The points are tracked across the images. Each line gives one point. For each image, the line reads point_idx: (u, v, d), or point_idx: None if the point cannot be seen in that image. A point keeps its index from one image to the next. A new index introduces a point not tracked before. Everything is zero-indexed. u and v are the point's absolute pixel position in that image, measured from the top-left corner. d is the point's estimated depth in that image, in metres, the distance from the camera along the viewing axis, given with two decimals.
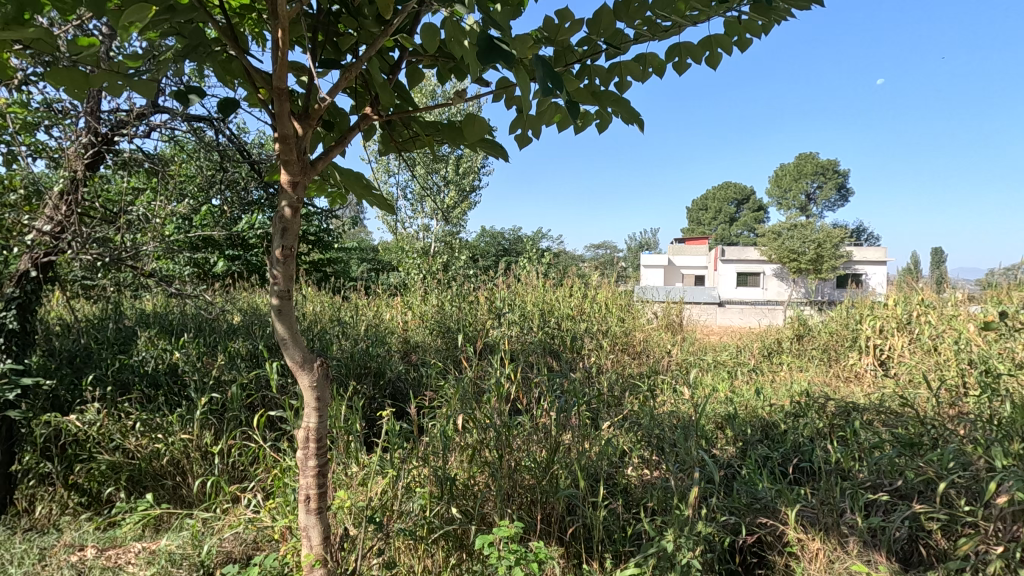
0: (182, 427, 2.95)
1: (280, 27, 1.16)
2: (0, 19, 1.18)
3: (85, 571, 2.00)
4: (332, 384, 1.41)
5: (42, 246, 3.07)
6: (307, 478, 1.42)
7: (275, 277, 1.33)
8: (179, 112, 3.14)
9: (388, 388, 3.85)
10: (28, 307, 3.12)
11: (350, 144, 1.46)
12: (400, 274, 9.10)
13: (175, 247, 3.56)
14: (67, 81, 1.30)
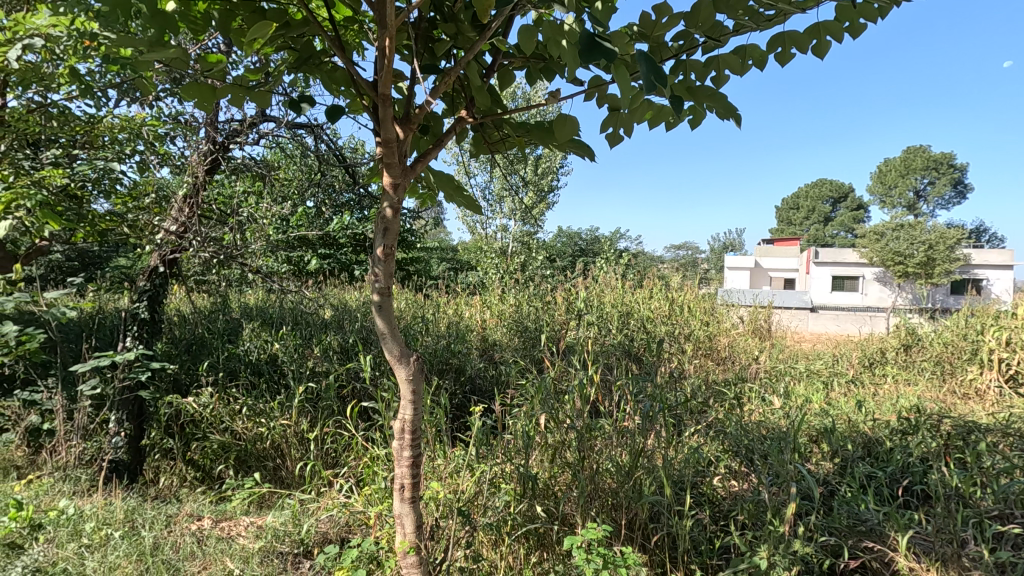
0: (282, 413, 3.17)
1: (386, 36, 1.21)
2: (146, 42, 1.32)
3: (203, 539, 2.21)
4: (426, 378, 1.45)
5: (169, 244, 3.38)
6: (402, 467, 1.47)
7: (376, 275, 1.39)
8: (284, 120, 3.39)
9: (468, 384, 3.94)
10: (157, 299, 3.43)
11: (445, 146, 1.50)
12: (478, 273, 9.27)
13: (278, 246, 3.84)
14: (198, 95, 1.43)
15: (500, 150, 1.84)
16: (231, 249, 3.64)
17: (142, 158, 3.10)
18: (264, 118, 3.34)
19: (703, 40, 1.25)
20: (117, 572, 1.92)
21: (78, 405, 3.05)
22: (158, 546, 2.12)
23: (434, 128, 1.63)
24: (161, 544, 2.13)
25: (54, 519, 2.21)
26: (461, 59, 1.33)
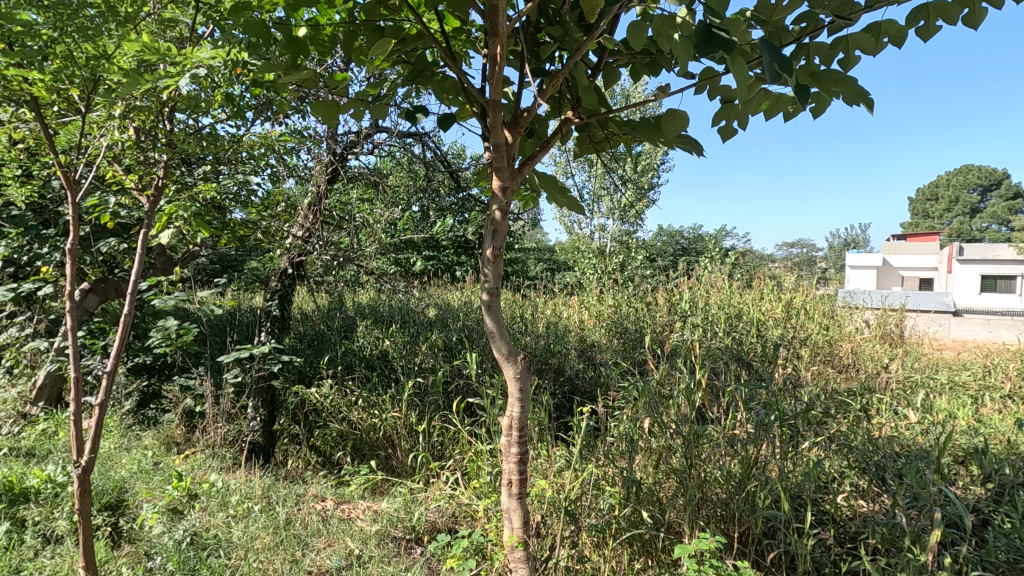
0: (393, 405, 3.36)
1: (497, 43, 1.25)
2: (283, 67, 1.46)
3: (328, 518, 2.41)
4: (533, 376, 1.47)
5: (296, 248, 3.79)
6: (510, 463, 1.51)
7: (485, 276, 1.44)
8: (395, 130, 3.61)
9: (567, 385, 3.94)
10: (287, 298, 3.87)
11: (551, 148, 1.52)
12: (575, 273, 9.23)
13: (389, 249, 4.08)
14: (326, 111, 1.56)
15: (605, 149, 1.82)
16: (349, 251, 3.93)
17: (274, 170, 3.43)
18: (377, 130, 3.58)
19: (830, 20, 1.16)
20: (258, 541, 2.15)
21: (224, 391, 3.42)
22: (290, 522, 2.35)
23: (539, 130, 1.65)
24: (293, 520, 2.35)
25: (207, 490, 2.51)
26: (569, 60, 1.34)
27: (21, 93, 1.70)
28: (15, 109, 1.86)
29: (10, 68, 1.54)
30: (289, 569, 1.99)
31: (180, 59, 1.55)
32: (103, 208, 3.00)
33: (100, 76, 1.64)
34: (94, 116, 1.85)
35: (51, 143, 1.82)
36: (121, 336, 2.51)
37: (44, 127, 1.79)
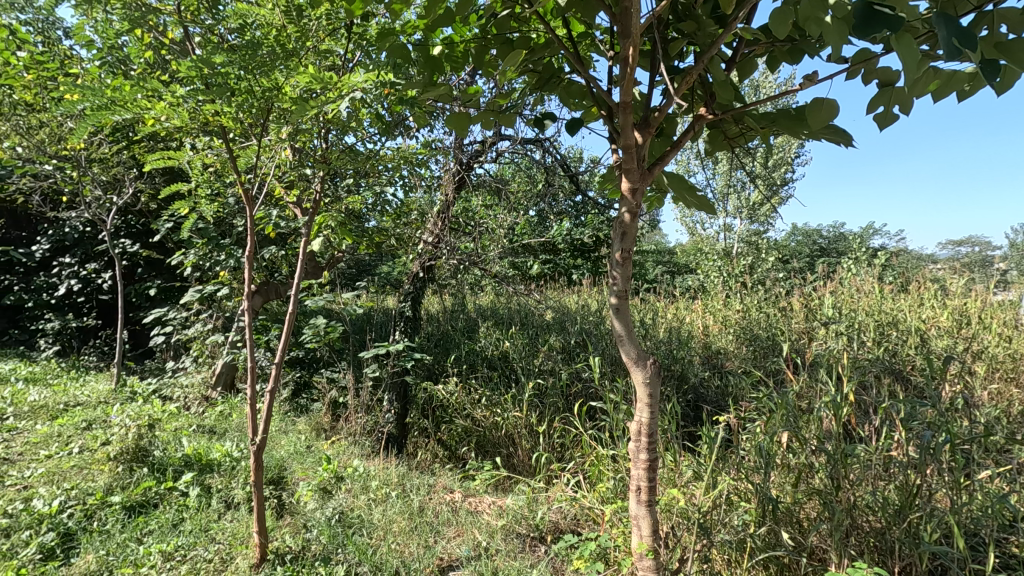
0: (514, 405, 3.45)
1: (629, 44, 1.24)
2: (422, 85, 1.57)
3: (457, 509, 2.54)
4: (664, 382, 1.44)
5: (427, 253, 4.10)
6: (639, 469, 1.49)
7: (614, 278, 1.44)
8: (517, 137, 3.71)
9: (691, 393, 3.78)
10: (418, 300, 4.14)
11: (683, 147, 1.47)
12: (698, 276, 8.82)
13: (512, 252, 4.19)
14: (460, 124, 1.65)
15: (738, 145, 1.72)
16: (474, 255, 4.11)
17: (407, 181, 3.71)
18: (500, 138, 3.72)
19: None
20: (395, 525, 2.32)
21: (364, 385, 3.73)
22: (424, 509, 2.51)
23: (667, 129, 1.61)
24: (425, 508, 2.51)
25: (351, 474, 2.77)
26: (702, 56, 1.30)
27: (213, 125, 2.02)
28: (207, 139, 2.21)
29: (207, 104, 1.84)
30: (423, 553, 2.13)
31: (339, 85, 1.76)
32: (268, 221, 3.44)
33: (272, 105, 1.91)
34: (266, 141, 2.15)
35: (234, 166, 2.14)
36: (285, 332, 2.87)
37: (229, 153, 2.11)
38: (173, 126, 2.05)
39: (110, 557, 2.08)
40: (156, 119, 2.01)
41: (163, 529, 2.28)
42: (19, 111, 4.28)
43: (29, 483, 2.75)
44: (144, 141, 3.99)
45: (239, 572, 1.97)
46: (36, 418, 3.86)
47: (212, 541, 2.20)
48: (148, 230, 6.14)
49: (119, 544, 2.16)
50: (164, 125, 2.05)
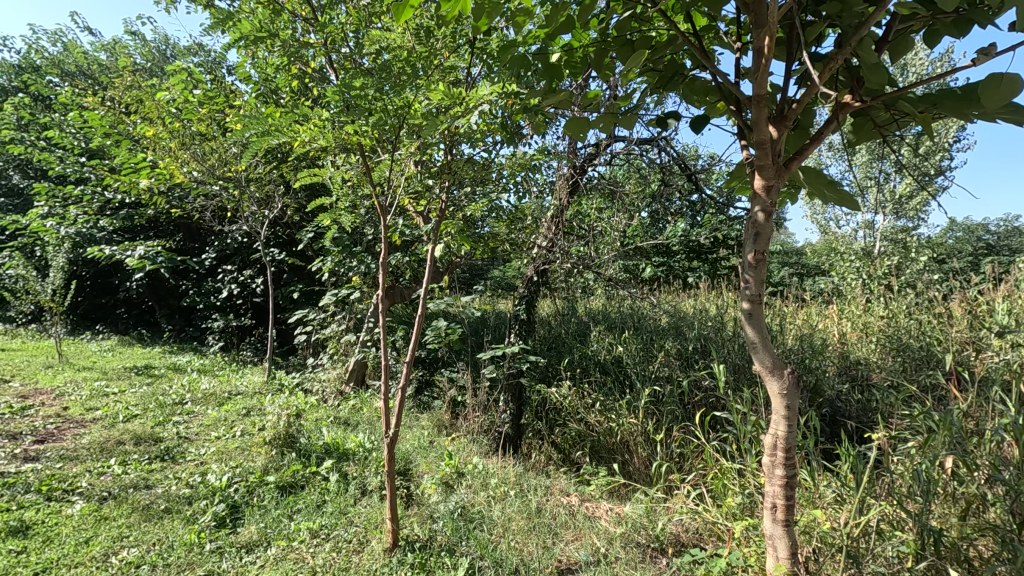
0: (630, 411, 3.37)
1: (766, 33, 1.16)
2: (542, 93, 1.58)
3: (574, 513, 2.55)
4: (803, 394, 1.33)
5: (541, 257, 4.07)
6: (774, 485, 1.39)
7: (746, 282, 1.36)
8: (633, 138, 3.63)
9: (826, 407, 3.45)
10: (532, 303, 4.19)
11: (825, 139, 1.35)
12: (833, 278, 8.03)
13: (627, 255, 4.10)
14: (579, 128, 1.63)
15: (890, 133, 1.54)
16: (588, 259, 4.08)
17: (522, 186, 3.78)
18: (615, 140, 3.67)
19: None
20: (514, 524, 2.38)
21: (481, 385, 3.86)
22: (542, 510, 2.54)
23: (804, 120, 1.49)
24: (543, 509, 2.54)
25: (471, 471, 2.88)
26: (849, 39, 1.18)
27: (352, 143, 2.21)
28: (346, 156, 2.42)
29: (348, 125, 2.02)
30: (542, 554, 2.16)
31: (468, 99, 1.84)
32: (395, 229, 3.70)
33: (404, 123, 2.05)
34: (397, 155, 2.31)
35: (370, 179, 2.33)
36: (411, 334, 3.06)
37: (366, 168, 2.30)
38: (318, 146, 2.28)
39: (267, 529, 2.36)
40: (305, 140, 2.25)
41: (309, 509, 2.53)
42: (195, 141, 4.99)
43: (204, 460, 3.20)
44: (290, 161, 4.47)
45: (375, 555, 2.13)
46: (207, 404, 4.48)
47: (350, 523, 2.41)
48: (292, 240, 6.86)
49: (275, 519, 2.44)
50: (312, 146, 2.28)
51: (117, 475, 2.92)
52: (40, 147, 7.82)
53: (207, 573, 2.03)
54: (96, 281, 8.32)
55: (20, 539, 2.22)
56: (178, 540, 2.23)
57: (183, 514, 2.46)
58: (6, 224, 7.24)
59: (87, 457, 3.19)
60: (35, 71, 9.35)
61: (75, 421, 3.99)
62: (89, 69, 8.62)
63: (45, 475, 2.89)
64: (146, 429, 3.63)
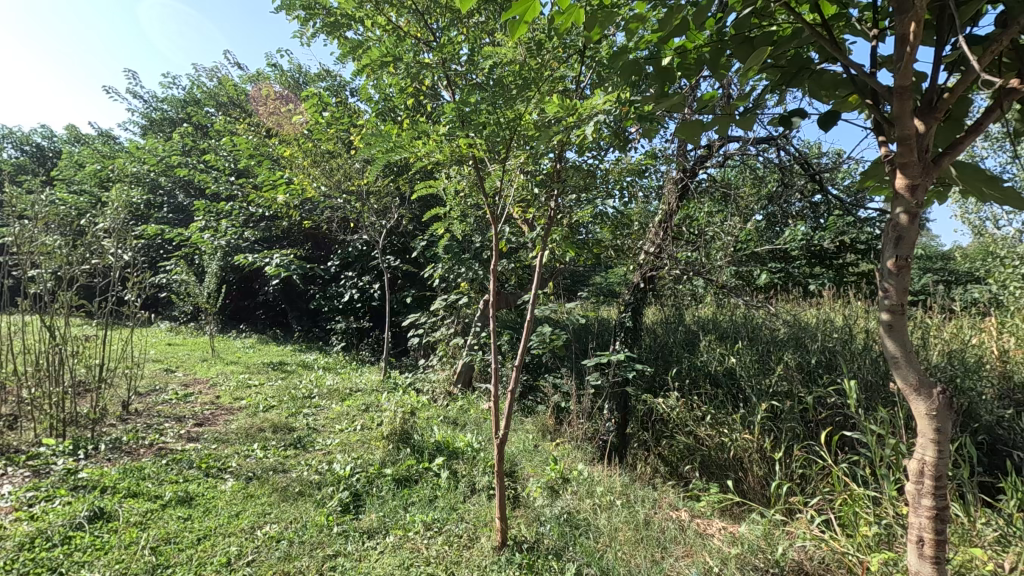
0: (745, 426, 3.18)
1: (913, 18, 1.05)
2: (653, 97, 1.53)
3: (684, 529, 2.46)
4: (957, 416, 1.18)
5: (648, 263, 3.95)
6: (920, 517, 1.25)
7: (886, 291, 1.25)
8: (749, 137, 3.45)
9: (983, 435, 3.02)
10: (638, 311, 4.07)
11: (985, 130, 1.19)
12: (991, 285, 7.01)
13: (742, 261, 3.88)
14: (691, 132, 1.52)
15: None
16: (699, 265, 3.91)
17: (628, 191, 3.72)
18: (728, 141, 3.50)
19: None
20: (621, 534, 2.35)
21: (586, 392, 3.85)
22: (650, 522, 2.48)
23: (957, 111, 1.33)
24: (651, 522, 2.48)
25: (577, 477, 2.89)
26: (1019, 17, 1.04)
27: (466, 155, 2.33)
28: (459, 168, 2.54)
29: (464, 139, 2.13)
30: (650, 568, 2.11)
31: (581, 109, 1.86)
32: (502, 237, 3.81)
33: (515, 134, 2.11)
34: (507, 165, 2.38)
35: (482, 189, 2.42)
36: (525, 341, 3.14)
37: (479, 179, 2.41)
38: (435, 160, 2.42)
39: (386, 518, 2.53)
40: (423, 155, 2.40)
41: (423, 502, 2.68)
42: (324, 159, 5.48)
43: (330, 450, 3.49)
44: (405, 173, 4.77)
45: (485, 551, 2.21)
46: (332, 398, 4.89)
47: (460, 519, 2.51)
48: (405, 248, 7.29)
49: (392, 509, 2.61)
50: (430, 159, 2.42)
51: (259, 458, 3.28)
52: (199, 169, 9.00)
53: (335, 553, 2.22)
54: (241, 286, 9.41)
55: (186, 507, 2.57)
56: (310, 521, 2.46)
57: (314, 498, 2.71)
58: (174, 236, 8.42)
59: (235, 440, 3.62)
60: (196, 104, 10.79)
61: (225, 409, 4.54)
62: (238, 99, 9.78)
63: (204, 454, 3.32)
64: (282, 420, 4.04)
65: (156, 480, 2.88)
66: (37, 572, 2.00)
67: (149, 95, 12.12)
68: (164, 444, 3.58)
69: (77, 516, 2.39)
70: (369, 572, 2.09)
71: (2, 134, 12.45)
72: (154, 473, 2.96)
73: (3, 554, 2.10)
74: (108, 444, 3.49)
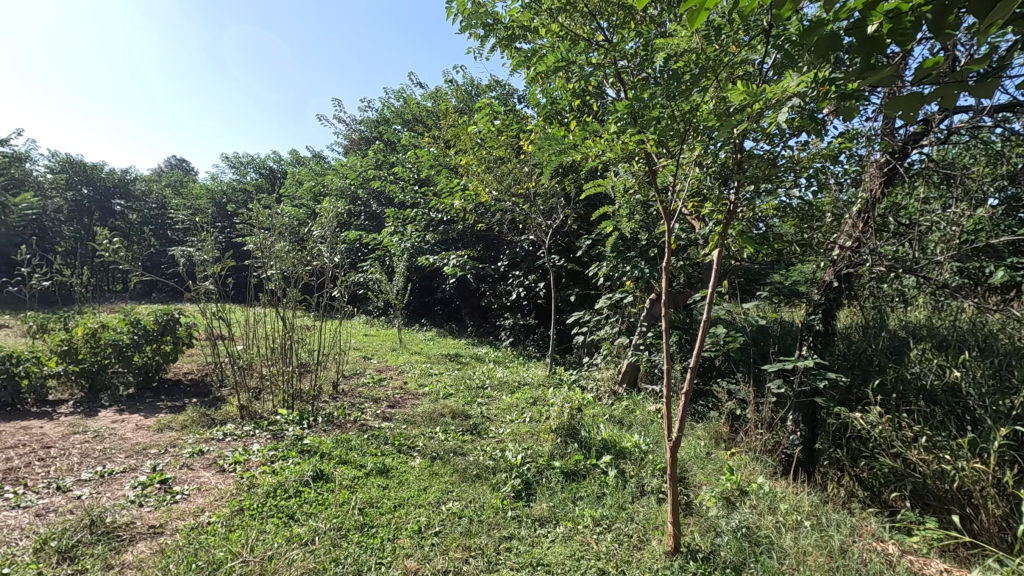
0: (974, 453, 2.65)
1: None
2: (854, 72, 1.32)
3: (893, 565, 2.15)
4: None
5: (844, 260, 3.44)
6: None
7: None
8: (983, 107, 2.87)
9: None
10: (831, 312, 3.60)
11: None
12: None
13: (973, 255, 3.20)
14: (904, 107, 1.23)
15: None
16: (911, 261, 3.33)
17: (817, 179, 3.33)
18: (953, 112, 2.94)
19: None
20: (811, 558, 2.13)
21: (767, 401, 3.55)
22: (847, 551, 2.21)
23: None
24: (849, 550, 2.21)
25: (757, 490, 2.68)
26: None
27: (637, 151, 2.30)
28: (629, 165, 2.52)
29: (635, 138, 2.11)
30: None
31: (769, 94, 1.68)
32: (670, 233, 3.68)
33: (692, 127, 2.04)
34: (681, 160, 2.30)
35: (654, 186, 2.37)
36: (698, 344, 3.00)
37: (651, 177, 2.36)
38: (606, 159, 2.43)
39: (556, 509, 2.62)
40: (595, 155, 2.42)
41: (591, 498, 2.72)
42: (496, 164, 5.81)
43: (503, 438, 3.71)
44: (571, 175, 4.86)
45: (656, 555, 2.17)
46: (502, 390, 5.18)
47: (630, 519, 2.50)
48: (570, 247, 7.41)
49: (562, 500, 2.70)
50: (602, 160, 2.44)
51: (442, 441, 3.62)
52: (390, 180, 10.16)
53: (509, 535, 2.36)
54: (422, 284, 10.42)
55: (384, 477, 2.94)
56: (487, 502, 2.65)
57: (490, 482, 2.90)
58: (370, 240, 9.63)
59: (421, 423, 4.03)
60: (387, 123, 12.18)
61: (412, 394, 5.08)
62: (420, 115, 10.84)
63: (396, 432, 3.76)
64: (460, 407, 4.40)
65: (361, 451, 3.34)
66: (280, 516, 2.47)
67: (350, 118, 14.00)
68: (365, 421, 4.14)
69: (305, 474, 2.89)
70: (542, 558, 2.18)
71: (247, 161, 15.41)
72: (359, 444, 3.45)
73: (257, 498, 2.63)
74: (324, 417, 4.15)
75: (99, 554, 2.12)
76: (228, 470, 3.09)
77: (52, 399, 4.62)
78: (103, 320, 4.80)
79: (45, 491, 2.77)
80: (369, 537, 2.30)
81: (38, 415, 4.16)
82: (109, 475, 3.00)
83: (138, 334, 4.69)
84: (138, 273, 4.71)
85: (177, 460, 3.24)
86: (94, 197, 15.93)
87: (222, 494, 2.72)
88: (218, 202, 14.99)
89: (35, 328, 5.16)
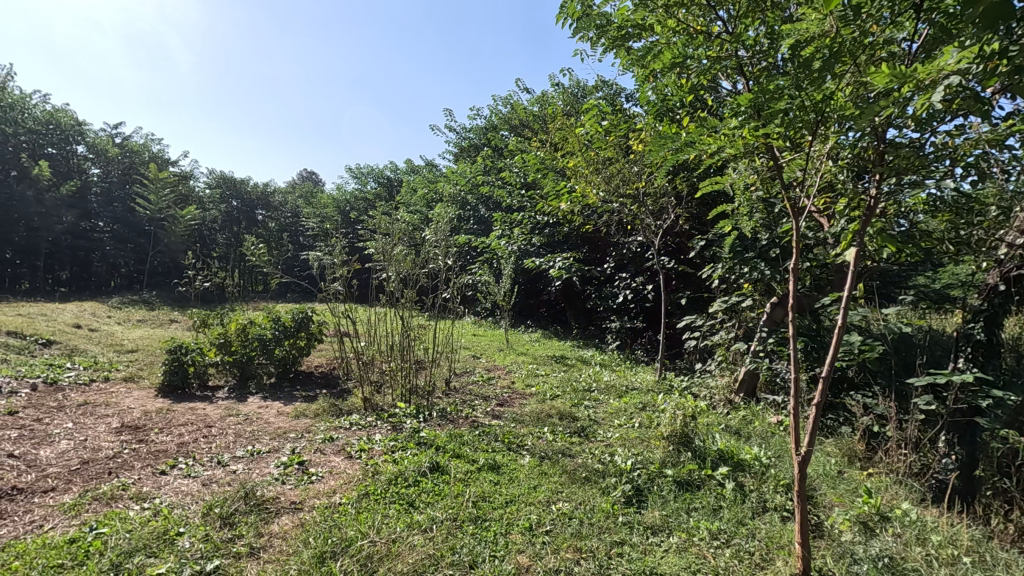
0: None
1: None
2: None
3: None
4: None
5: (1014, 258, 2.98)
6: None
7: None
8: None
9: None
10: (997, 320, 3.11)
11: None
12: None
13: None
14: None
15: None
16: None
17: (978, 167, 2.91)
18: None
19: None
20: None
21: (912, 418, 3.19)
22: None
23: None
24: None
25: (901, 517, 2.41)
26: None
27: (758, 146, 2.20)
28: (750, 161, 2.39)
29: (759, 132, 2.01)
30: None
31: (922, 74, 1.51)
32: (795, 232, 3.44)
33: (822, 117, 1.92)
34: (810, 154, 2.16)
35: (779, 183, 2.23)
36: (830, 350, 2.77)
37: (776, 173, 2.23)
38: (726, 155, 2.34)
39: (670, 518, 2.54)
40: (714, 152, 2.34)
41: (707, 510, 2.60)
42: (604, 165, 5.74)
43: (611, 442, 3.67)
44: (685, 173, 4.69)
45: None
46: (610, 394, 5.12)
47: (751, 536, 2.36)
48: (681, 248, 7.15)
49: (676, 510, 2.61)
50: (721, 156, 2.35)
51: (550, 441, 3.66)
52: (497, 185, 10.45)
53: (621, 541, 2.33)
54: (528, 286, 10.60)
55: (496, 473, 3.03)
56: (597, 506, 2.64)
57: (600, 485, 2.89)
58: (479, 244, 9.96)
59: (529, 422, 4.11)
60: (495, 129, 12.54)
61: (519, 393, 5.19)
62: (527, 120, 11.02)
63: (506, 430, 3.86)
64: (567, 409, 4.42)
65: (473, 446, 3.48)
66: (401, 502, 2.63)
67: (460, 126, 14.61)
68: (476, 417, 4.29)
69: (422, 465, 3.06)
70: (656, 567, 2.13)
71: (368, 171, 16.64)
72: (471, 440, 3.59)
73: (380, 484, 2.83)
74: (438, 412, 4.37)
75: (252, 523, 2.41)
76: (355, 457, 3.36)
77: (212, 384, 5.31)
78: (251, 317, 5.42)
79: (209, 464, 3.20)
80: (483, 530, 2.39)
81: (201, 398, 4.80)
82: (257, 454, 3.39)
83: (278, 330, 5.24)
84: (279, 275, 5.26)
85: (312, 444, 3.58)
86: (242, 208, 18.05)
87: (350, 478, 2.97)
88: (343, 210, 16.32)
89: (199, 323, 5.96)
